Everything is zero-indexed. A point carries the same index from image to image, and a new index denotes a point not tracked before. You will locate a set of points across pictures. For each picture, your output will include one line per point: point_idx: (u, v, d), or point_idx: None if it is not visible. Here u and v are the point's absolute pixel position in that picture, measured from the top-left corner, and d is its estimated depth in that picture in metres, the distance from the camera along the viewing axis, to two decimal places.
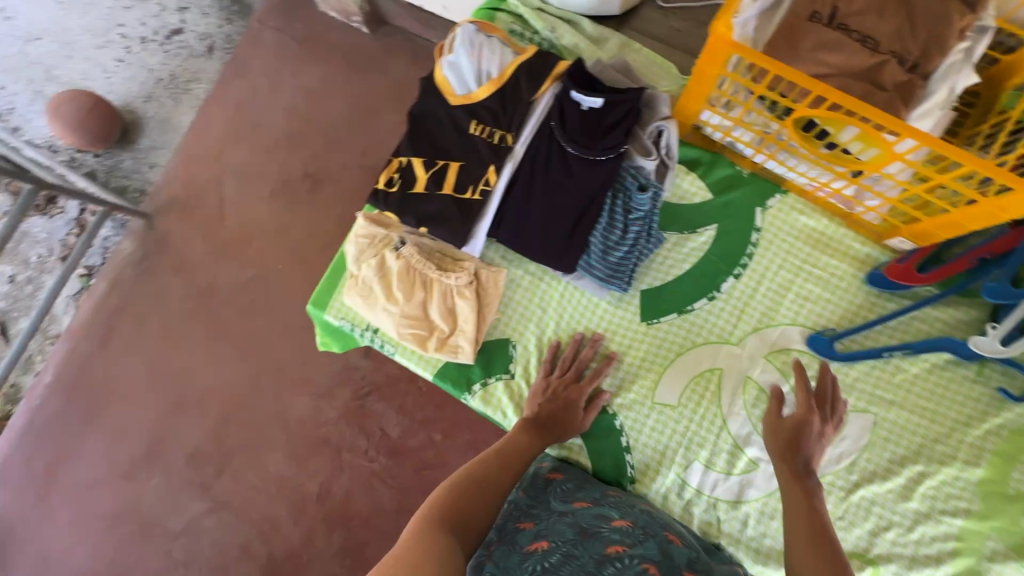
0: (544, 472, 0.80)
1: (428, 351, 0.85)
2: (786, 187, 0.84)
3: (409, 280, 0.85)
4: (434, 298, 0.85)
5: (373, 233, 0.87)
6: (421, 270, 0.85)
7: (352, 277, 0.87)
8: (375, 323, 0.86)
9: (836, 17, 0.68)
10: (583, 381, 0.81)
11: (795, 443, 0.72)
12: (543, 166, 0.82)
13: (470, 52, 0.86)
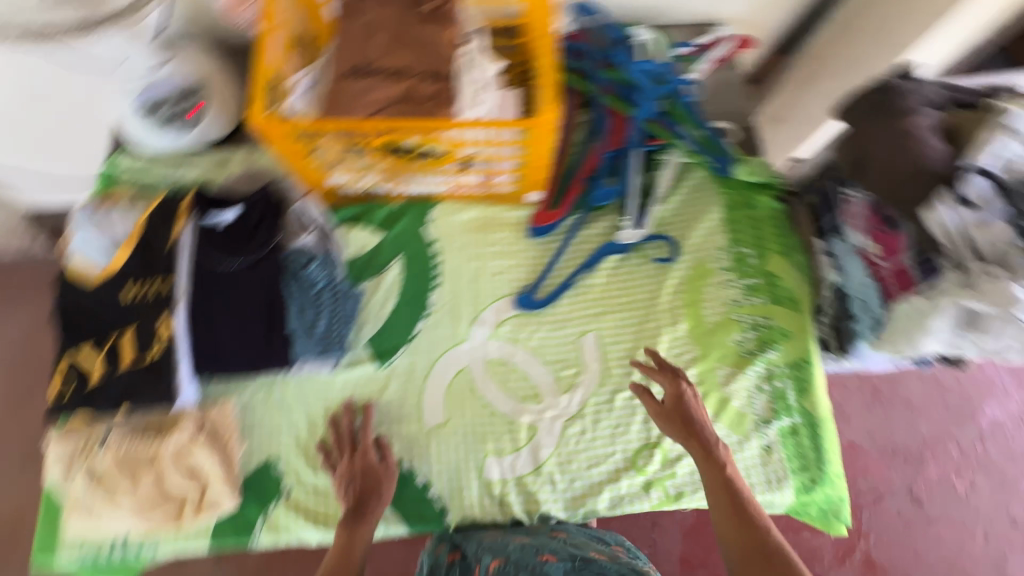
0: (446, 556, 0.79)
1: (187, 522, 0.79)
2: (436, 198, 0.96)
3: (130, 468, 0.79)
4: (165, 472, 0.79)
5: (71, 444, 0.80)
6: (137, 451, 0.79)
7: (70, 500, 0.79)
8: (118, 529, 0.79)
9: (364, 67, 0.81)
10: (360, 443, 0.82)
11: (690, 423, 0.79)
12: (212, 291, 0.83)
13: (94, 229, 0.86)
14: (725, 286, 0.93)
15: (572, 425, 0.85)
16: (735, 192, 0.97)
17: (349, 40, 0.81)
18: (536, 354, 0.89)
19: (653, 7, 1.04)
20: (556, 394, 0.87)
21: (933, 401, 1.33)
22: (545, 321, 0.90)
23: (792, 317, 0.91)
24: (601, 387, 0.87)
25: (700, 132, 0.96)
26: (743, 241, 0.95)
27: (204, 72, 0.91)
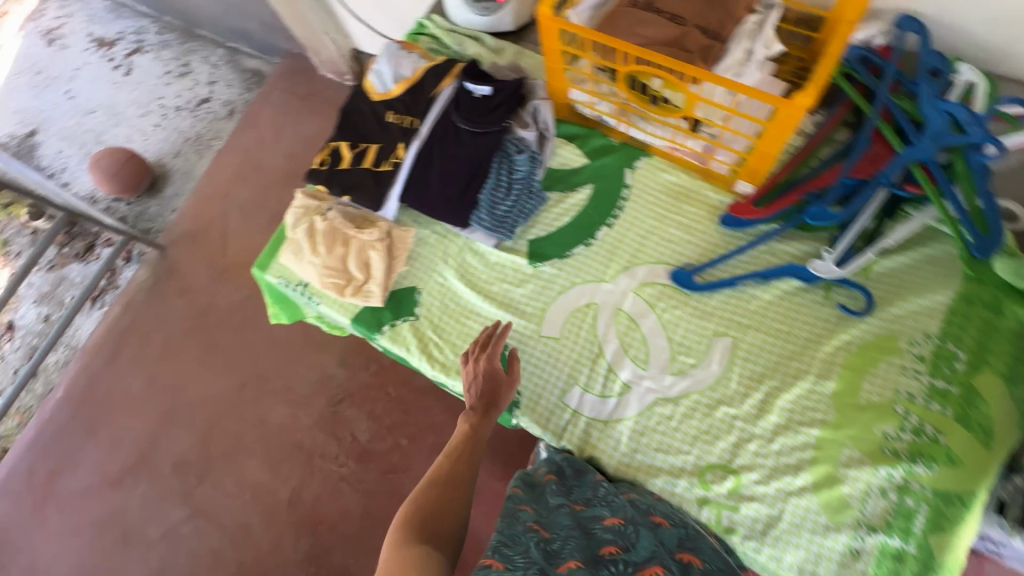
0: (543, 475, 0.83)
1: (345, 297, 0.98)
2: (652, 151, 0.99)
3: (333, 238, 1.00)
4: (354, 254, 0.99)
5: (308, 204, 1.04)
6: (343, 229, 1.00)
7: (290, 240, 1.02)
8: (304, 276, 1.01)
9: (651, 2, 0.85)
10: (490, 349, 0.87)
11: None
12: (443, 139, 0.99)
13: (391, 62, 1.08)
14: (907, 372, 0.80)
15: (662, 405, 0.84)
16: (979, 287, 0.81)
17: None
18: (664, 327, 0.88)
19: (999, 51, 0.89)
20: (663, 371, 0.86)
21: None
22: (688, 304, 0.89)
23: (975, 448, 0.74)
24: (709, 389, 0.84)
25: (975, 203, 0.80)
26: (959, 340, 0.79)
27: None
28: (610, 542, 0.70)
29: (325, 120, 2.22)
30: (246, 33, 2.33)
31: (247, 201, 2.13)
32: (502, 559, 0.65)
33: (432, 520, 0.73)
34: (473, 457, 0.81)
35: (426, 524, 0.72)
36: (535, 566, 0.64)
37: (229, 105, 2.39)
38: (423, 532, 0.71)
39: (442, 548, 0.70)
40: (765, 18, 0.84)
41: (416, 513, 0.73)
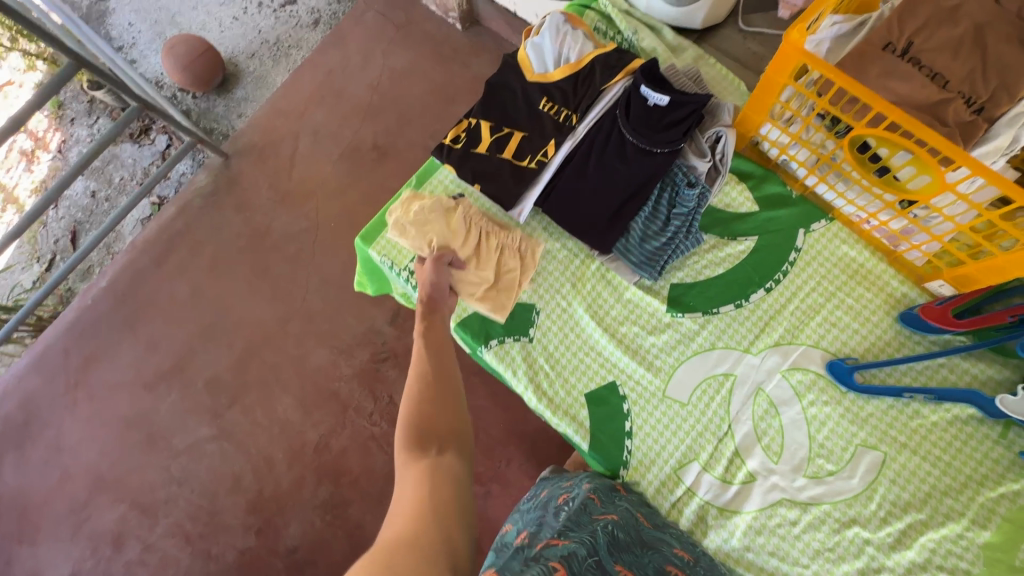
0: (612, 481, 0.80)
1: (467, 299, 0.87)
2: (834, 215, 0.86)
3: (467, 227, 0.88)
4: (481, 248, 0.88)
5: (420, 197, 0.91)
6: (479, 222, 0.89)
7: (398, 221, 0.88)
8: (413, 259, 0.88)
9: (911, 50, 0.70)
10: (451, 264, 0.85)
11: None
12: (601, 148, 0.86)
13: (554, 37, 0.94)
14: None
15: (787, 507, 0.76)
16: None
17: (921, 13, 0.70)
18: (806, 422, 0.79)
19: None
20: (795, 470, 0.78)
21: None
22: (841, 403, 0.79)
23: None
24: (844, 505, 0.76)
25: None
26: None
27: None
28: (672, 563, 0.66)
29: (418, 56, 2.04)
30: None
31: (321, 126, 1.99)
32: (563, 532, 0.61)
33: (427, 414, 0.69)
34: (442, 339, 0.77)
35: (423, 425, 0.67)
36: (597, 553, 0.58)
37: (316, 13, 2.22)
38: (423, 437, 0.66)
39: (450, 446, 0.67)
40: None
41: (408, 418, 0.68)
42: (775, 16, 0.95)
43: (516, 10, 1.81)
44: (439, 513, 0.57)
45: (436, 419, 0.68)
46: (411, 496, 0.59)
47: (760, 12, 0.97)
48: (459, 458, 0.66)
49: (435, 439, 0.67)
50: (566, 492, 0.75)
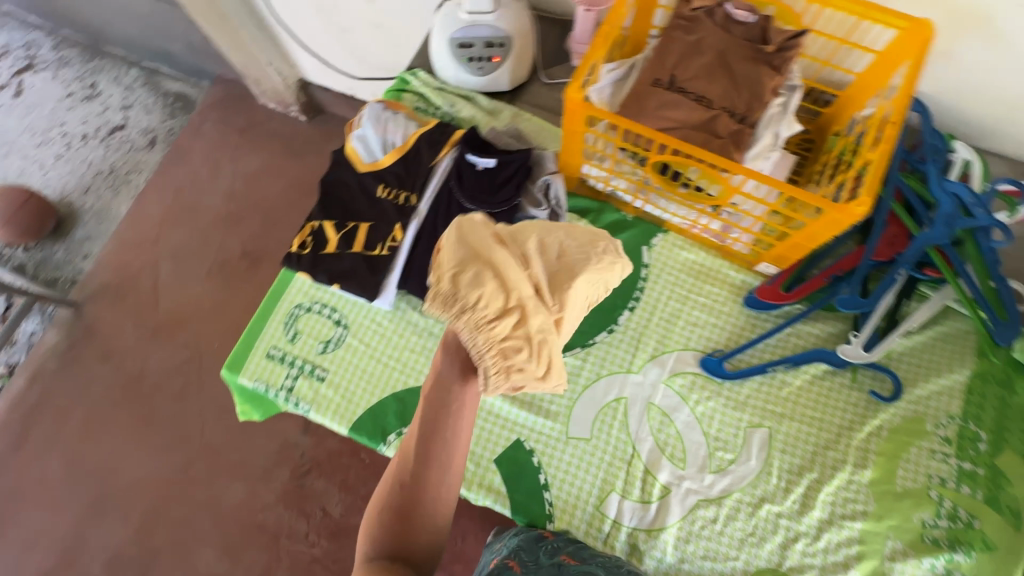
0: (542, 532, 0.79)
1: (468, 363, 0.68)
2: (667, 227, 0.94)
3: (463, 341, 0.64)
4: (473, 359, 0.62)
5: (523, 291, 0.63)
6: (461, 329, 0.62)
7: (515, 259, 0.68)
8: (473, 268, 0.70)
9: (675, 82, 0.81)
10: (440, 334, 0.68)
11: None
12: (445, 221, 0.90)
13: (376, 126, 0.97)
14: (935, 457, 0.81)
15: (705, 507, 0.80)
16: (994, 366, 0.84)
17: (674, 52, 0.81)
18: (698, 421, 0.84)
19: (986, 130, 0.93)
20: (702, 470, 0.82)
21: None
22: (721, 394, 0.85)
23: (1006, 531, 0.77)
24: (750, 487, 0.81)
25: (989, 284, 0.82)
26: (979, 420, 0.83)
27: (520, 29, 0.98)
28: None
29: (269, 155, 2.01)
30: (171, 54, 2.09)
31: (181, 247, 1.89)
32: None
33: (400, 519, 0.63)
34: (442, 406, 0.65)
35: (394, 536, 0.62)
36: None
37: (150, 133, 2.10)
38: (388, 535, 0.62)
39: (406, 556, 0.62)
40: (789, 100, 0.82)
41: (394, 491, 0.64)
42: (571, 66, 1.04)
43: (354, 93, 1.85)
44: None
45: (405, 530, 0.63)
46: None
47: (559, 64, 1.06)
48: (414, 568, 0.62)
49: (410, 544, 0.63)
50: (495, 559, 0.74)
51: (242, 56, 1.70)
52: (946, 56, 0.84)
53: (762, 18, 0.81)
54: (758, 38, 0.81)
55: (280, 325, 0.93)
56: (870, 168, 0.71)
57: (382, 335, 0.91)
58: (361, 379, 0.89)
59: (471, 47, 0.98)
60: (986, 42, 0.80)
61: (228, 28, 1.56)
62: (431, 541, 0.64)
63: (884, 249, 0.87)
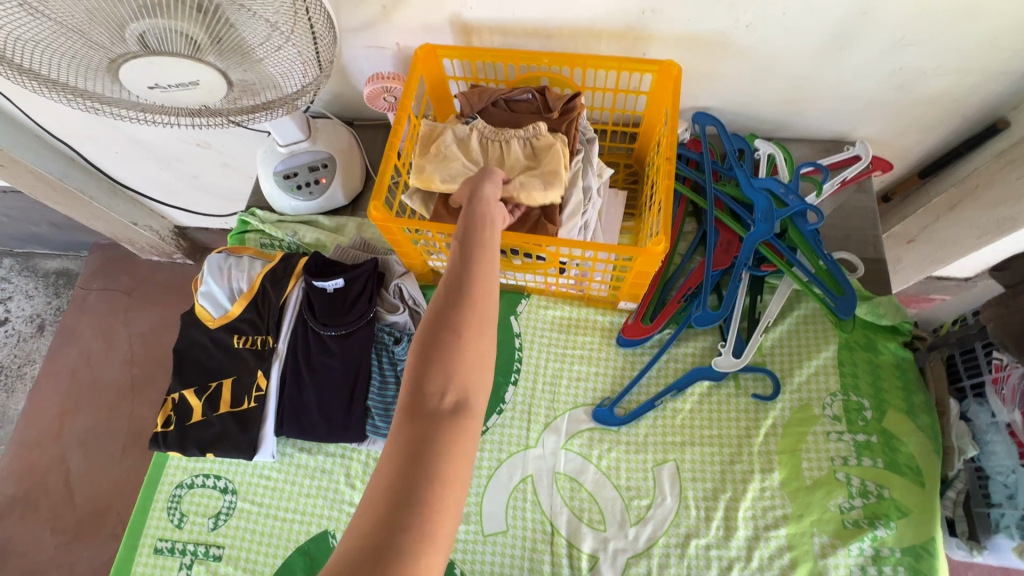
0: None
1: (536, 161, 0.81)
2: (528, 291, 0.96)
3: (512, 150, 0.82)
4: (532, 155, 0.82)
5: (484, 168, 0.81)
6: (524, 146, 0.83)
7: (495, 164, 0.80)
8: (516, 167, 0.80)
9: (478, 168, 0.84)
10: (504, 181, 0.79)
11: None
12: (305, 354, 0.88)
13: (219, 278, 0.95)
14: (831, 439, 0.83)
15: (636, 564, 0.78)
16: (854, 332, 0.89)
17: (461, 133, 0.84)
18: (606, 476, 0.83)
19: (782, 121, 1.01)
20: (623, 526, 0.80)
21: None
22: (620, 441, 0.85)
23: (913, 491, 0.79)
24: (674, 527, 0.80)
25: (820, 264, 0.87)
26: (858, 389, 0.85)
27: (340, 148, 1.02)
28: None
29: (164, 308, 1.94)
30: (40, 235, 2.02)
31: (88, 432, 1.77)
32: None
33: (441, 350, 0.50)
34: (474, 308, 0.52)
35: (437, 364, 0.49)
36: None
37: (34, 319, 2.00)
38: (415, 474, 0.45)
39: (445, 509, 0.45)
40: (588, 153, 0.86)
41: (421, 364, 0.50)
42: None
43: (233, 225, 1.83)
44: (392, 546, 0.42)
45: (448, 441, 0.47)
46: (402, 447, 0.47)
47: None
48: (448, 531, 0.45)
49: (437, 397, 0.49)
50: None
51: (105, 224, 1.66)
52: (716, 74, 0.92)
53: (537, 91, 0.86)
54: (541, 108, 0.86)
55: (163, 512, 0.86)
56: (662, 204, 0.76)
57: (275, 489, 0.86)
58: (261, 544, 0.83)
59: (296, 176, 1.01)
60: (739, 56, 0.87)
61: (77, 203, 1.52)
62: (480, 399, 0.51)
63: (723, 256, 0.91)
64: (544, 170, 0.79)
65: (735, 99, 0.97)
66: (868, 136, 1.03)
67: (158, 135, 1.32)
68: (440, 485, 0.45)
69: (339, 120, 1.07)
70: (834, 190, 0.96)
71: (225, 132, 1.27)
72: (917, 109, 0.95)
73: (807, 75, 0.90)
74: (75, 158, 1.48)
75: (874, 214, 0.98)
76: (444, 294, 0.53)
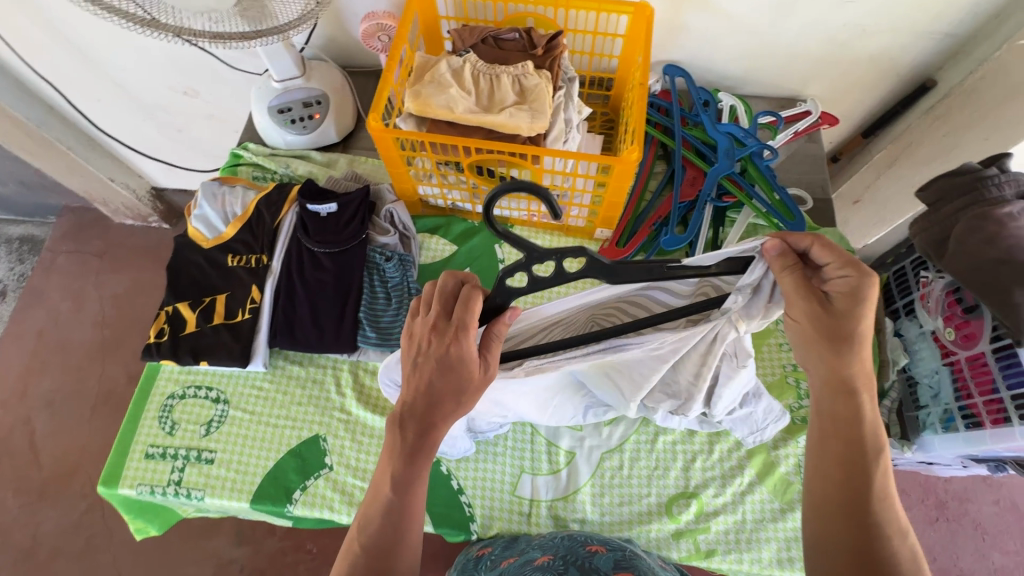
0: (474, 551, 0.80)
1: (524, 96, 0.86)
2: (512, 223, 1.03)
3: (500, 82, 0.87)
4: (519, 88, 0.87)
5: (480, 99, 0.87)
6: (513, 77, 0.88)
7: (486, 99, 0.87)
8: (505, 101, 0.86)
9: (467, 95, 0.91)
10: (495, 109, 0.84)
11: (836, 336, 0.56)
12: (299, 270, 0.92)
13: (213, 202, 0.97)
14: (783, 349, 0.93)
15: (608, 458, 0.85)
16: None
17: (452, 62, 0.89)
18: None
19: (742, 77, 1.12)
20: (597, 425, 0.87)
21: (964, 528, 1.32)
22: None
23: None
24: (643, 426, 0.87)
25: (775, 196, 0.97)
26: None
27: (334, 86, 1.06)
28: (548, 551, 0.71)
29: (136, 271, 1.89)
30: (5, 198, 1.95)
31: (54, 393, 1.71)
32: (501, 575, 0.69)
33: (422, 437, 0.62)
34: (421, 417, 0.61)
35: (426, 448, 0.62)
36: None
37: None
38: (417, 442, 0.62)
39: (406, 448, 0.62)
40: (570, 90, 0.94)
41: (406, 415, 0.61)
42: None
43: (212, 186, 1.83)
44: (421, 453, 0.62)
45: (418, 433, 0.62)
46: (391, 460, 0.62)
47: None
48: (397, 468, 0.62)
49: (421, 446, 0.62)
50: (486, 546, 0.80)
51: (79, 179, 1.63)
52: (685, 25, 1.01)
53: (523, 30, 0.94)
54: (527, 46, 0.93)
55: (155, 421, 0.89)
56: (636, 124, 0.83)
57: (267, 398, 0.90)
58: (254, 448, 0.87)
59: (291, 111, 1.05)
60: (705, 8, 0.97)
61: (55, 153, 1.50)
62: (410, 419, 0.62)
63: (690, 190, 1.00)
64: (532, 103, 0.85)
65: (701, 53, 1.07)
66: (818, 94, 1.14)
67: (144, 81, 1.34)
68: (426, 443, 0.62)
69: (333, 63, 1.12)
70: (787, 138, 1.07)
71: (213, 80, 1.30)
72: (858, 69, 1.07)
73: (764, 30, 1.00)
74: (54, 107, 1.47)
75: (821, 161, 1.09)
76: (417, 418, 0.61)
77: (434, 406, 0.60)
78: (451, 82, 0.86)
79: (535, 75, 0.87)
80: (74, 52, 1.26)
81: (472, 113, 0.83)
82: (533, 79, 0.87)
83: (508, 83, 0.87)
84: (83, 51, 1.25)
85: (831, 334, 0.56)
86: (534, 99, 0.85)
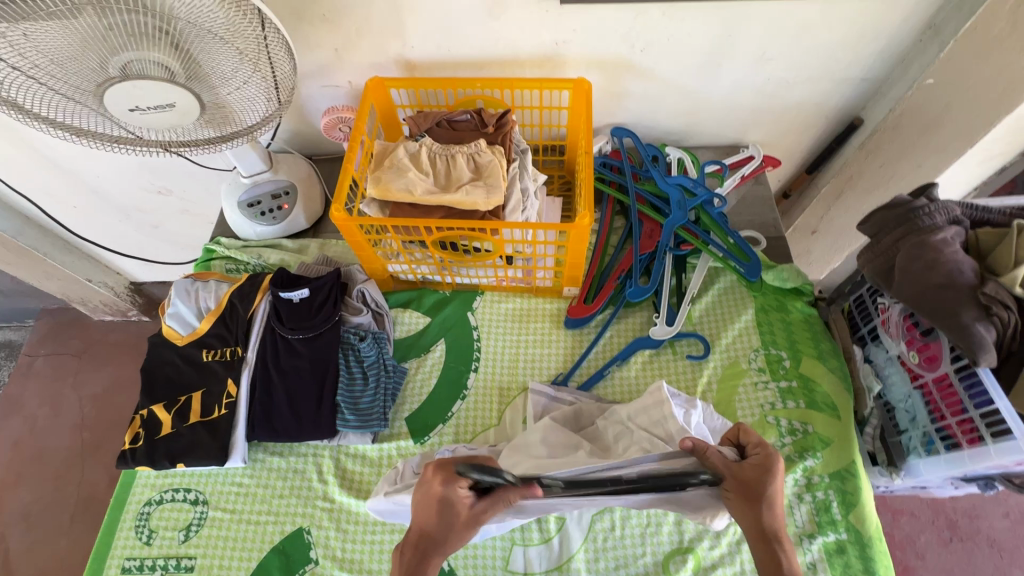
0: None
1: (479, 173, 0.91)
2: (482, 289, 1.05)
3: (455, 162, 0.92)
4: (474, 166, 0.92)
5: (438, 179, 0.91)
6: (467, 156, 0.93)
7: (443, 178, 0.91)
8: (462, 179, 0.91)
9: None
10: (452, 188, 0.89)
11: (753, 492, 0.64)
12: (274, 358, 0.93)
13: (186, 299, 0.98)
14: (758, 388, 0.94)
15: (600, 519, 0.84)
16: (767, 297, 1.03)
17: (409, 146, 0.94)
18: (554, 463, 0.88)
19: (686, 131, 1.20)
20: None
21: (979, 548, 1.29)
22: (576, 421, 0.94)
23: (831, 423, 0.89)
24: None
25: (729, 240, 1.01)
26: (776, 343, 0.98)
27: (300, 176, 1.11)
28: None
29: (117, 367, 1.87)
30: None
31: (31, 505, 1.64)
32: None
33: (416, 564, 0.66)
34: (419, 547, 0.66)
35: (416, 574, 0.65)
36: None
37: None
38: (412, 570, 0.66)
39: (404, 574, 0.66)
40: (523, 160, 0.99)
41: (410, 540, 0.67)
42: None
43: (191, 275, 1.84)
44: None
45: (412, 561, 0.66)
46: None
47: None
48: None
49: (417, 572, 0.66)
50: None
51: (56, 283, 1.64)
52: (626, 91, 1.09)
53: (474, 111, 1.00)
54: (478, 125, 0.99)
55: (131, 532, 0.87)
56: (586, 190, 0.88)
57: (247, 494, 0.89)
58: (234, 550, 0.84)
59: (260, 203, 1.08)
60: (641, 75, 1.05)
61: (32, 260, 1.52)
62: (413, 542, 0.67)
63: (649, 241, 1.04)
64: (487, 179, 0.89)
65: (644, 114, 1.15)
66: (759, 139, 1.22)
67: (119, 185, 1.38)
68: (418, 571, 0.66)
69: (299, 153, 1.17)
70: (735, 184, 1.13)
71: (186, 179, 1.35)
72: (791, 115, 1.15)
73: (698, 89, 1.08)
74: (32, 216, 1.51)
75: (769, 201, 1.15)
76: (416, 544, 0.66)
77: (428, 537, 0.66)
78: (409, 166, 0.91)
79: (488, 152, 0.92)
80: (49, 166, 1.31)
81: (430, 194, 0.87)
82: (486, 155, 0.92)
83: (462, 162, 0.92)
84: (58, 164, 1.30)
85: (746, 490, 0.64)
86: (488, 175, 0.90)
